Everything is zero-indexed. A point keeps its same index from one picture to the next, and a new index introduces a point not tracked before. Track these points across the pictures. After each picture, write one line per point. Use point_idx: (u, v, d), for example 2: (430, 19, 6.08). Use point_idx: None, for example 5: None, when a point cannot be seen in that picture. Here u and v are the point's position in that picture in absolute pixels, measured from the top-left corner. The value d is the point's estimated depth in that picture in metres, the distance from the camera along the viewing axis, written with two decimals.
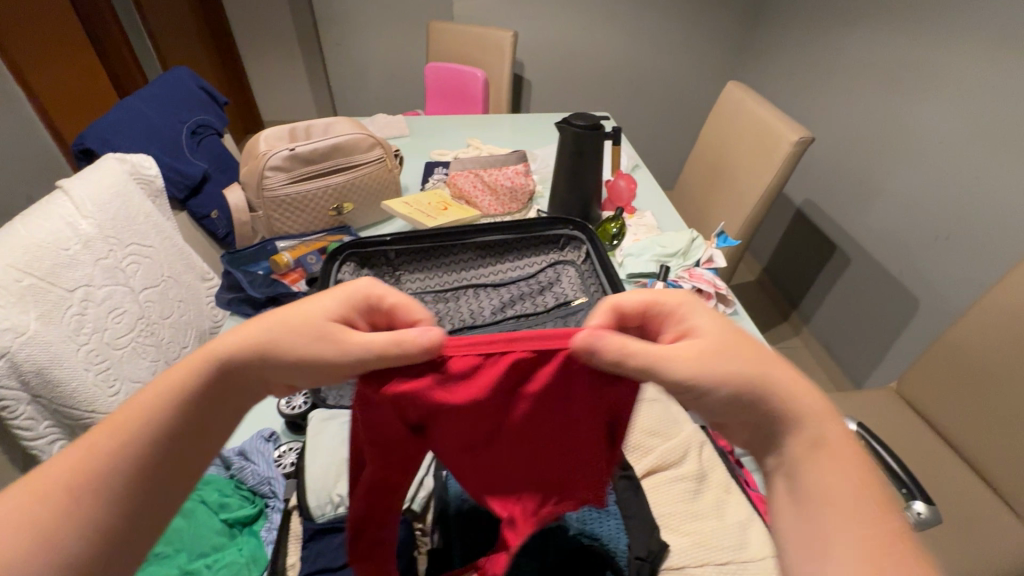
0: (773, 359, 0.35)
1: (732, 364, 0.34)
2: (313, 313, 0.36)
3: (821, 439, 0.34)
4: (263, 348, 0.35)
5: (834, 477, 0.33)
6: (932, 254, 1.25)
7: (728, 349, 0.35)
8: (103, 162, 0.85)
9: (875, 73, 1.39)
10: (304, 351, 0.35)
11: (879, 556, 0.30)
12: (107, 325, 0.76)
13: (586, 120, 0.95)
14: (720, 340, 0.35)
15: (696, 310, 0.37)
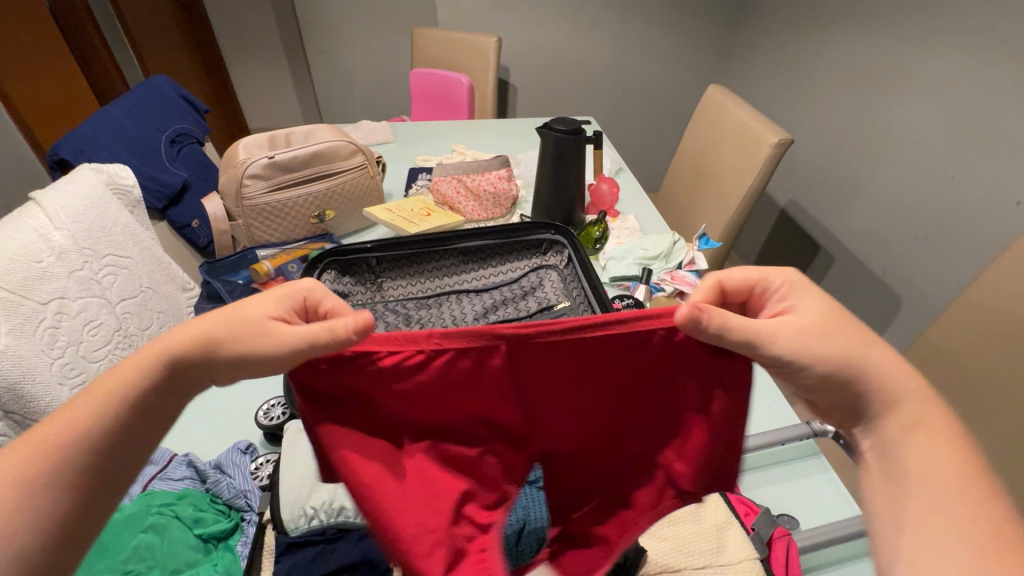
0: (874, 342, 0.39)
1: (817, 340, 0.38)
2: (251, 313, 0.37)
3: (912, 417, 0.37)
4: (204, 345, 0.37)
5: (929, 450, 0.36)
6: (913, 252, 1.26)
7: (816, 327, 0.38)
8: (79, 174, 0.85)
9: (855, 75, 1.41)
10: (233, 350, 0.37)
11: (972, 523, 0.32)
12: (82, 339, 0.75)
13: (567, 124, 0.95)
14: (820, 323, 0.38)
15: (801, 292, 0.40)
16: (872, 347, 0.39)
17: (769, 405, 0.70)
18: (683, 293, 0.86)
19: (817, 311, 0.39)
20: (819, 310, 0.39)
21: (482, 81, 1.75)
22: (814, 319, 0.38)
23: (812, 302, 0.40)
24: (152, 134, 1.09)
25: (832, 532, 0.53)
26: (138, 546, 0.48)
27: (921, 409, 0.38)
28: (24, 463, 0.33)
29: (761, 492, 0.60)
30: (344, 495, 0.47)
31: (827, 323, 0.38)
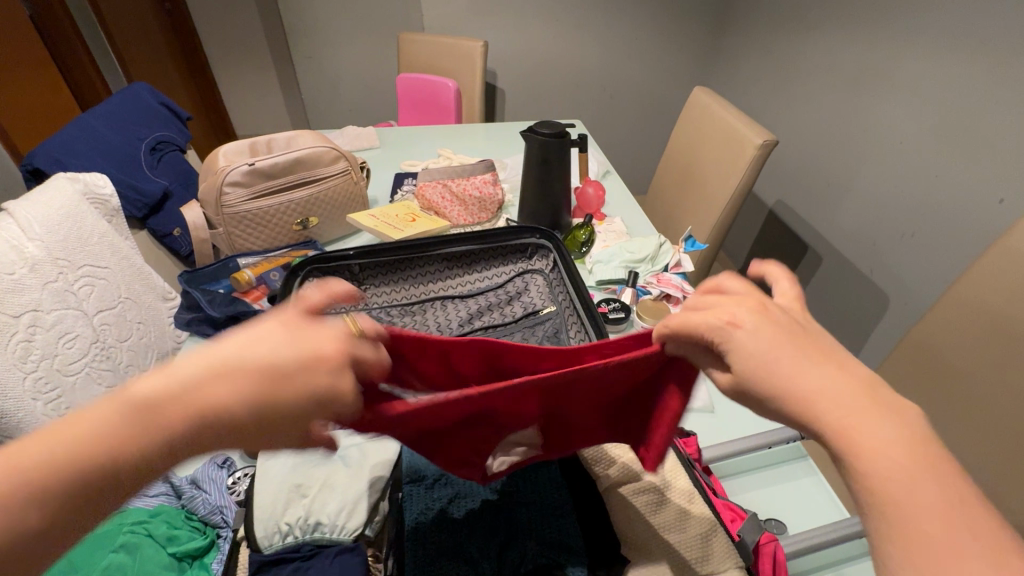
0: (814, 360, 0.32)
1: (765, 385, 0.32)
2: (296, 406, 0.31)
3: (877, 437, 0.29)
4: (243, 410, 0.30)
5: (907, 474, 0.28)
6: (899, 252, 1.27)
7: (769, 368, 0.32)
8: (53, 183, 0.83)
9: (839, 76, 1.42)
10: (271, 423, 0.31)
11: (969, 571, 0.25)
12: (57, 352, 0.73)
13: (552, 128, 0.94)
14: (763, 361, 0.32)
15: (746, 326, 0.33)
16: (799, 365, 0.31)
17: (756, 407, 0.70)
18: (669, 295, 0.85)
19: (768, 347, 0.32)
20: (758, 352, 0.32)
21: (468, 86, 1.75)
22: (755, 370, 0.32)
23: (756, 335, 0.33)
24: (132, 142, 1.07)
25: (819, 535, 0.53)
26: (110, 565, 0.46)
27: (871, 420, 0.29)
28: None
29: (748, 496, 0.60)
30: (320, 511, 0.47)
31: (784, 363, 0.31)
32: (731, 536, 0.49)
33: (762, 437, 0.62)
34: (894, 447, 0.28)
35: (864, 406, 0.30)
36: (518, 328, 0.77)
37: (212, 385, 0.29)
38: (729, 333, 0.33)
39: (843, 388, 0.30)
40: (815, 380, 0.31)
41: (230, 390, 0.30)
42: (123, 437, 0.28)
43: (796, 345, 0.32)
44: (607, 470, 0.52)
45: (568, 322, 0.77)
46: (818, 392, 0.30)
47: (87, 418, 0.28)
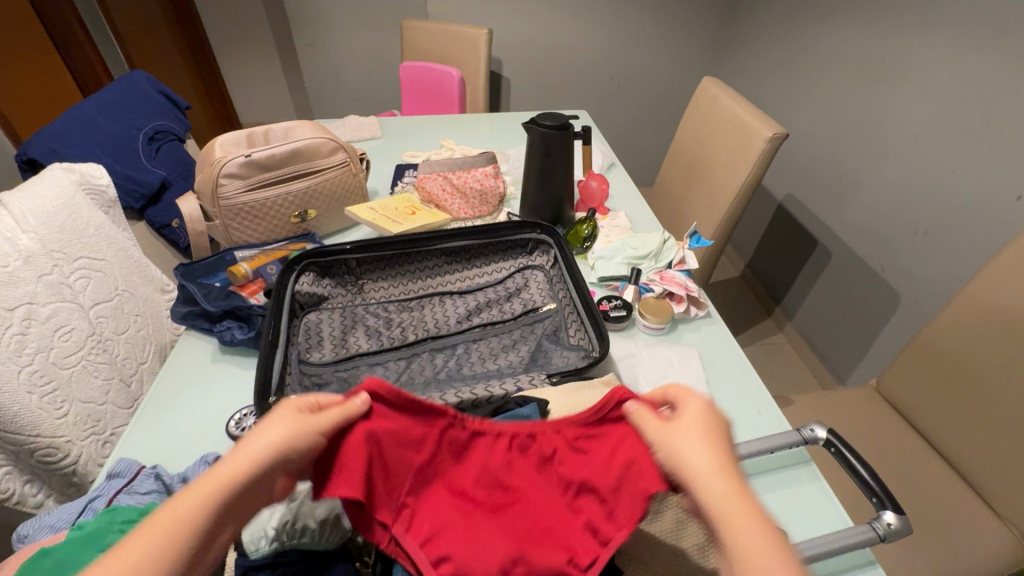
0: (701, 433, 0.40)
1: (685, 433, 0.40)
2: (279, 420, 0.39)
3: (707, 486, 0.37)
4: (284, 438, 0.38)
5: (744, 518, 0.34)
6: (911, 248, 1.24)
7: (691, 438, 0.39)
8: (48, 173, 0.82)
9: (854, 65, 1.38)
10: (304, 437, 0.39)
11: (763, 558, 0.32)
12: (53, 345, 0.72)
13: (554, 119, 0.91)
14: (695, 421, 0.41)
15: (687, 398, 0.43)
16: (683, 430, 0.40)
17: (760, 410, 0.68)
18: (673, 293, 0.82)
19: (703, 415, 0.41)
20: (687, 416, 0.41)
21: (472, 75, 1.72)
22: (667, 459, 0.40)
23: (702, 410, 0.42)
24: (129, 132, 1.06)
25: (819, 547, 0.51)
26: None
27: (714, 480, 0.37)
28: (172, 531, 0.33)
29: None
30: (307, 514, 0.47)
31: (689, 436, 0.40)
32: None
33: (764, 442, 0.60)
34: (717, 497, 0.36)
35: (691, 459, 0.38)
36: (516, 326, 0.76)
37: (251, 443, 0.37)
38: (695, 403, 0.42)
39: (712, 451, 0.38)
40: (698, 454, 0.38)
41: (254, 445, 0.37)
42: (235, 491, 0.36)
43: (707, 438, 0.39)
44: None
45: (567, 321, 0.76)
46: (693, 457, 0.38)
47: (190, 498, 0.34)
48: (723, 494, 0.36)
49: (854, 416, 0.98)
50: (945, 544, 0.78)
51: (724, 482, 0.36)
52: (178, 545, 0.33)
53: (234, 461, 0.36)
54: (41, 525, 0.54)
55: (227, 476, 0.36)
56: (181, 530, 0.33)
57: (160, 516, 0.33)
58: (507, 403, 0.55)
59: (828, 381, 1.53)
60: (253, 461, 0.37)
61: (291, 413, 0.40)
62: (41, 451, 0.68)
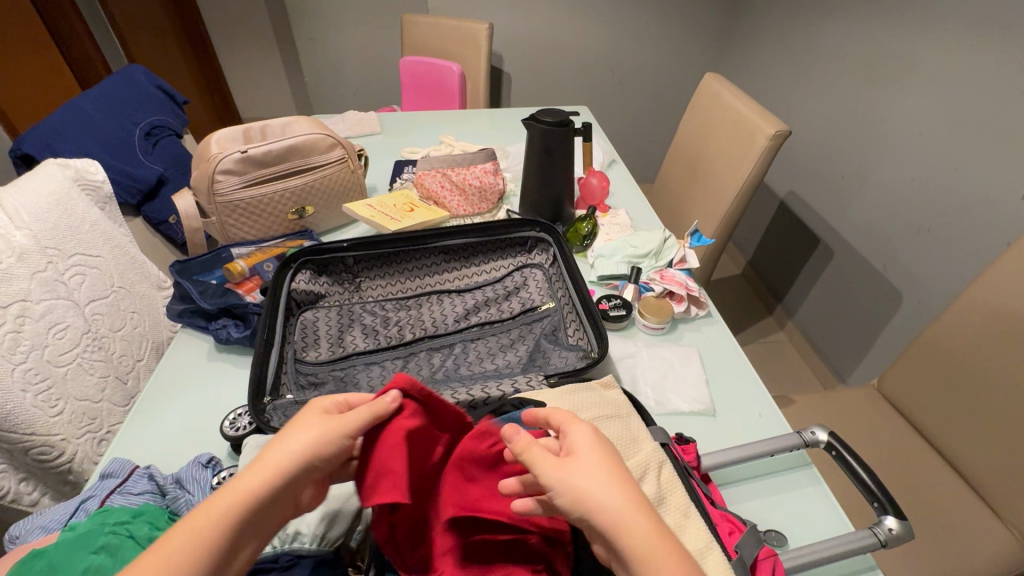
0: (602, 471, 0.37)
1: (590, 474, 0.37)
2: (311, 420, 0.40)
3: (627, 532, 0.35)
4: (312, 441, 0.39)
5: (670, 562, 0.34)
6: (915, 246, 1.23)
7: (598, 475, 0.37)
8: (43, 169, 0.82)
9: (858, 62, 1.36)
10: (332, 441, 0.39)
11: None
12: (47, 342, 0.71)
13: (554, 115, 0.90)
14: (592, 456, 0.38)
15: (577, 429, 0.40)
16: (583, 471, 0.37)
17: (760, 412, 0.67)
18: (673, 293, 0.81)
19: (593, 446, 0.39)
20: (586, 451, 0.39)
21: (473, 70, 1.71)
22: (577, 505, 0.36)
23: (593, 440, 0.40)
24: (126, 127, 1.05)
25: (820, 552, 0.50)
26: (89, 568, 0.44)
27: (637, 518, 0.36)
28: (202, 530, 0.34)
29: (749, 506, 0.57)
30: (299, 520, 0.46)
31: (596, 475, 0.37)
32: (729, 554, 0.45)
33: (763, 445, 0.59)
34: (642, 538, 0.35)
35: (607, 504, 0.36)
36: (514, 325, 0.75)
37: (281, 445, 0.38)
38: (585, 435, 0.39)
39: (621, 489, 0.37)
40: (611, 493, 0.36)
41: (283, 453, 0.38)
42: (261, 493, 0.36)
43: (611, 472, 0.37)
44: None
45: (567, 320, 0.76)
46: (605, 501, 0.36)
47: (219, 500, 0.35)
48: (647, 536, 0.35)
49: (855, 417, 0.98)
50: (947, 548, 0.77)
51: (643, 518, 0.36)
52: (205, 544, 0.34)
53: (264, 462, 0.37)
54: (33, 526, 0.53)
55: (256, 478, 0.37)
56: (209, 531, 0.34)
57: (193, 514, 0.34)
58: (506, 404, 0.54)
59: (829, 380, 1.52)
60: (283, 463, 0.37)
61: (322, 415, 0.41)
62: (36, 448, 0.68)
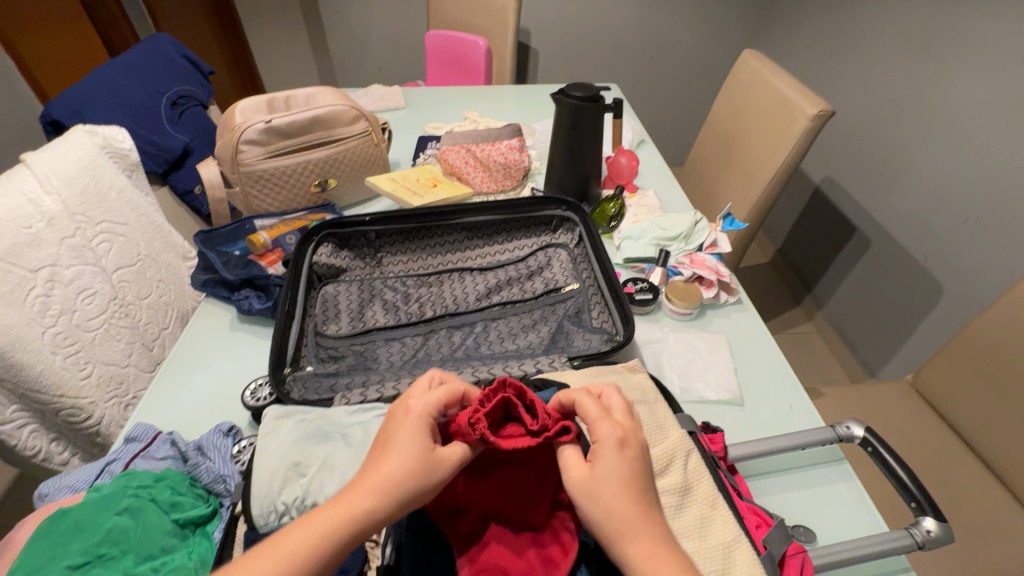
0: (619, 489, 0.37)
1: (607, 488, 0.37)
2: (413, 435, 0.38)
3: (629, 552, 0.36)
4: (415, 466, 0.37)
5: None
6: (960, 237, 1.16)
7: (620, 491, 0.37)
8: (71, 135, 0.82)
9: (909, 39, 1.28)
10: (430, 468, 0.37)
11: None
12: (76, 308, 0.72)
13: (585, 89, 0.86)
14: (614, 471, 0.37)
15: (606, 437, 0.39)
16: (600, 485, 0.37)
17: (790, 404, 0.65)
18: (703, 277, 0.78)
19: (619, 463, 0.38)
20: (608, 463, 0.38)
21: (500, 44, 1.67)
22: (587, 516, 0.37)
23: (619, 455, 0.38)
24: (152, 96, 1.05)
25: (853, 551, 0.48)
26: (113, 528, 0.45)
27: (638, 538, 0.36)
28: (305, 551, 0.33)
29: (777, 499, 0.55)
30: (319, 491, 0.44)
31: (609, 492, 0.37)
32: (757, 548, 0.44)
33: (794, 438, 0.57)
34: (637, 555, 0.35)
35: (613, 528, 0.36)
36: (537, 305, 0.73)
37: (385, 466, 0.37)
38: (616, 447, 0.38)
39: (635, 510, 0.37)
40: (619, 510, 0.36)
41: (385, 477, 0.36)
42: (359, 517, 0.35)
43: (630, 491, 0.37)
44: None
45: (591, 303, 0.73)
46: (609, 523, 0.36)
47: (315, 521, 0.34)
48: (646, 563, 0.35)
49: (888, 413, 0.94)
50: (984, 553, 0.74)
51: (644, 544, 0.36)
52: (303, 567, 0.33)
53: (365, 483, 0.36)
54: (61, 485, 0.54)
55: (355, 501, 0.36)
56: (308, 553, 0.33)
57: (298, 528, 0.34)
58: (527, 385, 0.52)
59: (859, 374, 1.47)
60: (384, 488, 0.36)
61: (422, 430, 0.39)
62: (65, 410, 0.69)
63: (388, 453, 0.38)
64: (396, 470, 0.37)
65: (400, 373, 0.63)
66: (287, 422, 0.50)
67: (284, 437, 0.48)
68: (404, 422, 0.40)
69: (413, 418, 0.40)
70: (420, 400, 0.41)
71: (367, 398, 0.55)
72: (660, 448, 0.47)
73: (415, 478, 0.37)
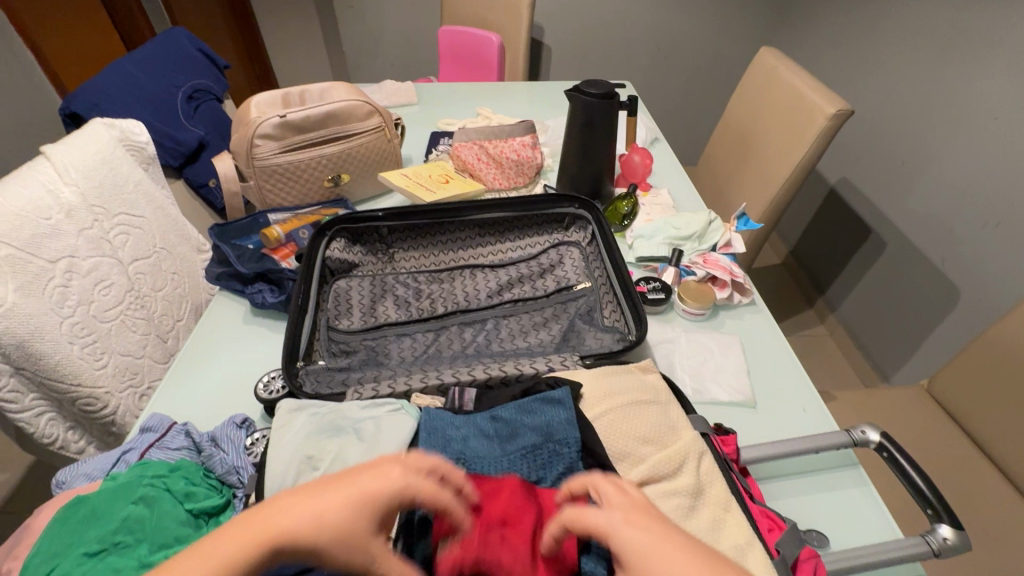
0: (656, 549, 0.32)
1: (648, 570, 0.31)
2: (357, 501, 0.33)
3: None
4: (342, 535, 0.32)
5: None
6: (978, 241, 1.14)
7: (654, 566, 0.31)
8: (90, 127, 0.83)
9: (930, 38, 1.26)
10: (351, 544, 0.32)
11: None
12: (93, 298, 0.73)
13: (600, 87, 0.86)
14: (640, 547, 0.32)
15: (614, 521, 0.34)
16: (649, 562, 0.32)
17: (805, 407, 0.64)
18: (716, 278, 0.77)
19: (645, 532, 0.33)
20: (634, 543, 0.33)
21: (513, 41, 1.66)
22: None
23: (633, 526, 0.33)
24: (169, 89, 1.06)
25: (867, 556, 0.47)
26: (128, 517, 0.46)
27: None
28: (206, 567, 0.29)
29: (790, 503, 0.55)
30: None
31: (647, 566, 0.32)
32: (770, 552, 0.43)
33: (808, 441, 0.56)
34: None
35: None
36: (548, 304, 0.73)
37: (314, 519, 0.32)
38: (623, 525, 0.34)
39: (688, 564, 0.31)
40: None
41: (307, 526, 0.32)
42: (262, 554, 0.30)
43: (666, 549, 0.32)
44: (633, 468, 0.47)
45: (603, 301, 0.73)
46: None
47: (225, 540, 0.30)
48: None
49: (902, 418, 0.92)
50: (998, 561, 0.73)
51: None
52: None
53: (287, 525, 0.31)
54: (78, 472, 0.55)
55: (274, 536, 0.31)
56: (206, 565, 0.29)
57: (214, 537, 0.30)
58: (539, 383, 0.52)
59: (871, 378, 1.45)
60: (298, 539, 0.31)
61: (373, 501, 0.34)
62: (82, 399, 0.70)
63: (342, 495, 0.33)
64: (317, 528, 0.32)
65: (411, 369, 0.64)
66: (300, 416, 0.50)
67: (298, 430, 0.48)
68: (365, 485, 0.34)
69: (391, 479, 0.35)
70: (399, 473, 0.36)
71: (379, 393, 0.55)
72: (673, 449, 0.47)
73: (335, 545, 0.32)
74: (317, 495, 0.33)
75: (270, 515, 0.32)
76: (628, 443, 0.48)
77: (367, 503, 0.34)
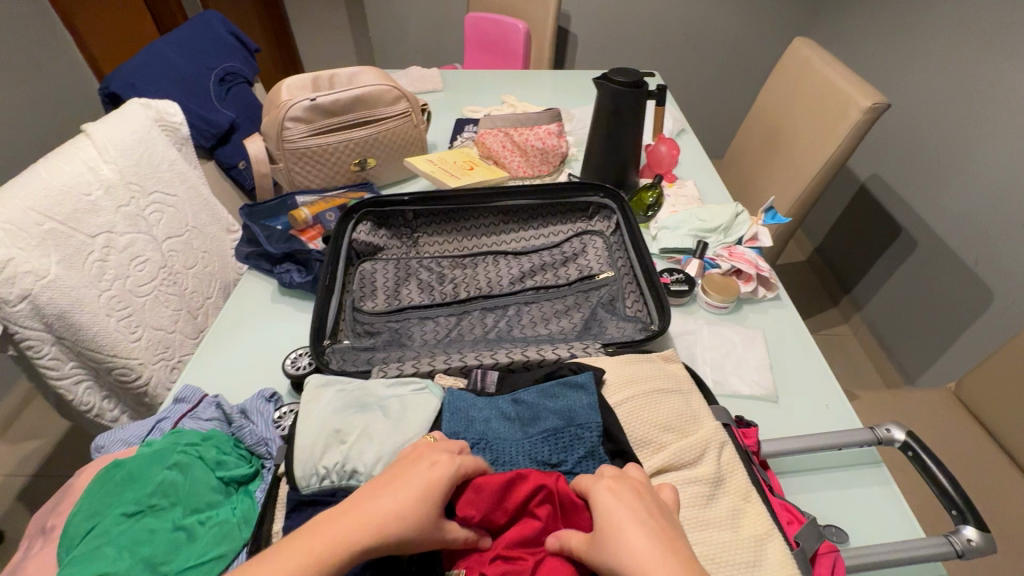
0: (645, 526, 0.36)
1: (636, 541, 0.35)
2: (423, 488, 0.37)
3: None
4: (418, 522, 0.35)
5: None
6: (1013, 242, 1.11)
7: (619, 534, 0.35)
8: (128, 107, 0.85)
9: (972, 30, 1.22)
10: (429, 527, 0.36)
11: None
12: (129, 273, 0.76)
13: (628, 75, 0.85)
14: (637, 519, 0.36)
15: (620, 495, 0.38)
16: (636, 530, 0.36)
17: (827, 404, 0.63)
18: (741, 271, 0.76)
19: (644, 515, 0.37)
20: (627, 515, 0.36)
21: (540, 29, 1.65)
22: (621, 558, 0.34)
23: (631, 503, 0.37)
24: (201, 71, 1.07)
25: (887, 553, 0.47)
26: (163, 481, 0.48)
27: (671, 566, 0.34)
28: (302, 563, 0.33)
29: (810, 498, 0.55)
30: (358, 459, 0.46)
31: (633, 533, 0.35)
32: (789, 543, 0.43)
33: (830, 437, 0.56)
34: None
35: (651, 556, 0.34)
36: (570, 291, 0.73)
37: (389, 512, 0.35)
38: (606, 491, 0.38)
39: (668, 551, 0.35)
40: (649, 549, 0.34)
41: (385, 519, 0.35)
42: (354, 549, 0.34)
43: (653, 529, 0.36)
44: (654, 455, 0.47)
45: (626, 291, 0.73)
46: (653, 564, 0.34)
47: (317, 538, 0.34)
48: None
49: (927, 421, 0.91)
50: None
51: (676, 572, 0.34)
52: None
53: (370, 520, 0.35)
54: (116, 438, 0.57)
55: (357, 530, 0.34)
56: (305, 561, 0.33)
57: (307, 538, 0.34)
58: (562, 367, 0.53)
59: (895, 379, 1.42)
60: (382, 530, 0.35)
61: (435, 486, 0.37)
62: (118, 369, 0.73)
63: (405, 489, 0.36)
64: (394, 517, 0.35)
65: (434, 351, 0.65)
66: (328, 391, 0.52)
67: (326, 404, 0.50)
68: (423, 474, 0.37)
69: (444, 464, 0.38)
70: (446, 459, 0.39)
71: (403, 372, 0.57)
72: (694, 439, 0.47)
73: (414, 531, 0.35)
74: (384, 495, 0.36)
75: (345, 521, 0.35)
76: (649, 430, 0.48)
77: (431, 490, 0.37)
